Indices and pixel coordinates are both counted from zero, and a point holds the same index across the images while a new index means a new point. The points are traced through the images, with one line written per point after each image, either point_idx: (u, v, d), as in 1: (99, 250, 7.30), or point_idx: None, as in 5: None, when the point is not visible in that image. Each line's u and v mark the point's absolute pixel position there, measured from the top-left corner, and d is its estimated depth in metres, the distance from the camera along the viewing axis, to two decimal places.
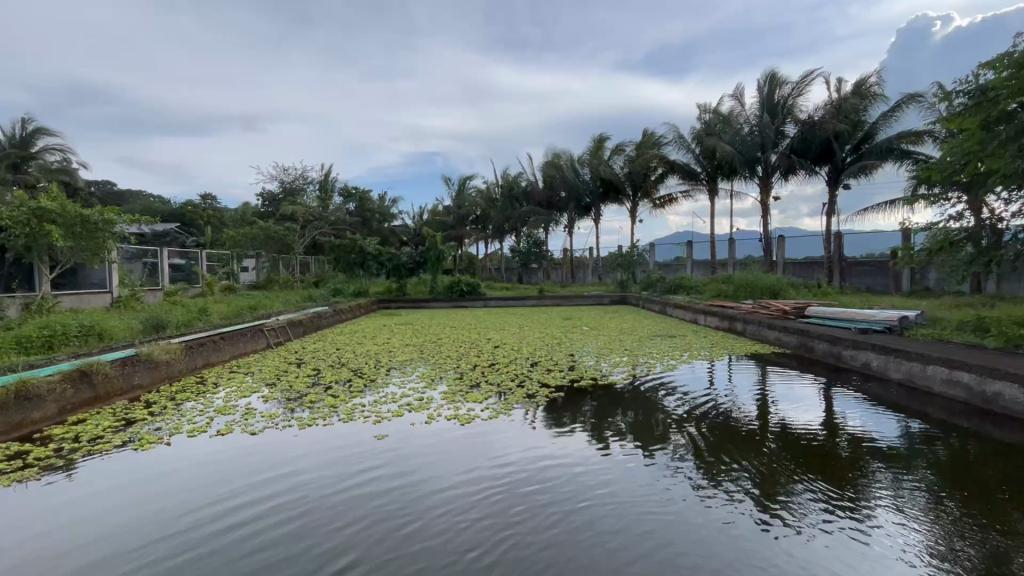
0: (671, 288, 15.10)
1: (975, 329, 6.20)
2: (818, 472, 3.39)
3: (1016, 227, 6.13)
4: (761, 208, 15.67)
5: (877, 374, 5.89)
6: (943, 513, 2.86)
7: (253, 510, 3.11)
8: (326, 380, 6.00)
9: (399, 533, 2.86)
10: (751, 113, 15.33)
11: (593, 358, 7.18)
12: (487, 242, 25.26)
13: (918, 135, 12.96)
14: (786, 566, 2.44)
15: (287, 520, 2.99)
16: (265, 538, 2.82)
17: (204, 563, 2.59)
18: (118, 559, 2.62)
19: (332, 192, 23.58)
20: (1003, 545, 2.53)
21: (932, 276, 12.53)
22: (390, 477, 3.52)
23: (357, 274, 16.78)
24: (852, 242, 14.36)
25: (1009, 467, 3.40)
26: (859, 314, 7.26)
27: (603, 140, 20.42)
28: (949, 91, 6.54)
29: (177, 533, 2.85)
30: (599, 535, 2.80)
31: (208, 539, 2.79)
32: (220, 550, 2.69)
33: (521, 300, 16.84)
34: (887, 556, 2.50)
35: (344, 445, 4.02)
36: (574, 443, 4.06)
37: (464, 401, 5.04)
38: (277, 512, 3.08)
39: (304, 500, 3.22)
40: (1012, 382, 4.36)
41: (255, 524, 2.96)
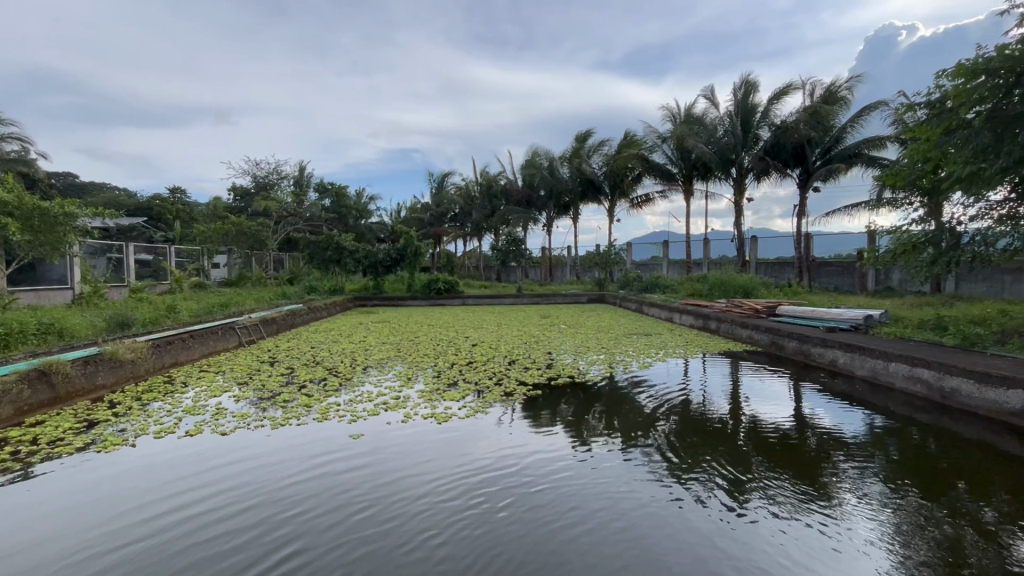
0: (647, 287, 15.28)
1: (935, 327, 6.45)
2: (786, 465, 3.48)
3: (973, 230, 6.38)
4: (735, 209, 16.00)
5: (844, 371, 6.09)
6: (903, 503, 2.96)
7: (204, 503, 3.05)
8: (300, 379, 5.88)
9: (354, 519, 2.86)
10: (726, 115, 15.65)
11: (570, 356, 7.21)
12: (466, 240, 25.21)
13: (883, 141, 13.48)
14: (749, 552, 2.50)
15: (236, 514, 2.93)
16: (213, 530, 2.76)
17: (147, 557, 2.53)
18: (53, 556, 2.52)
19: (309, 188, 23.14)
20: (957, 533, 2.64)
21: (895, 276, 12.99)
22: (351, 467, 3.49)
23: (333, 270, 16.56)
24: (821, 243, 14.80)
25: (965, 460, 3.56)
26: (827, 313, 7.50)
27: (583, 139, 20.55)
28: (913, 101, 6.77)
29: (124, 527, 2.78)
30: (558, 517, 2.85)
31: (159, 535, 2.72)
32: (167, 545, 2.63)
33: (499, 300, 16.78)
34: (850, 543, 2.57)
35: (315, 441, 3.95)
36: (545, 436, 4.09)
37: (442, 400, 5.00)
38: (226, 504, 3.02)
39: (257, 491, 3.18)
40: (970, 378, 4.56)
41: (205, 516, 2.90)
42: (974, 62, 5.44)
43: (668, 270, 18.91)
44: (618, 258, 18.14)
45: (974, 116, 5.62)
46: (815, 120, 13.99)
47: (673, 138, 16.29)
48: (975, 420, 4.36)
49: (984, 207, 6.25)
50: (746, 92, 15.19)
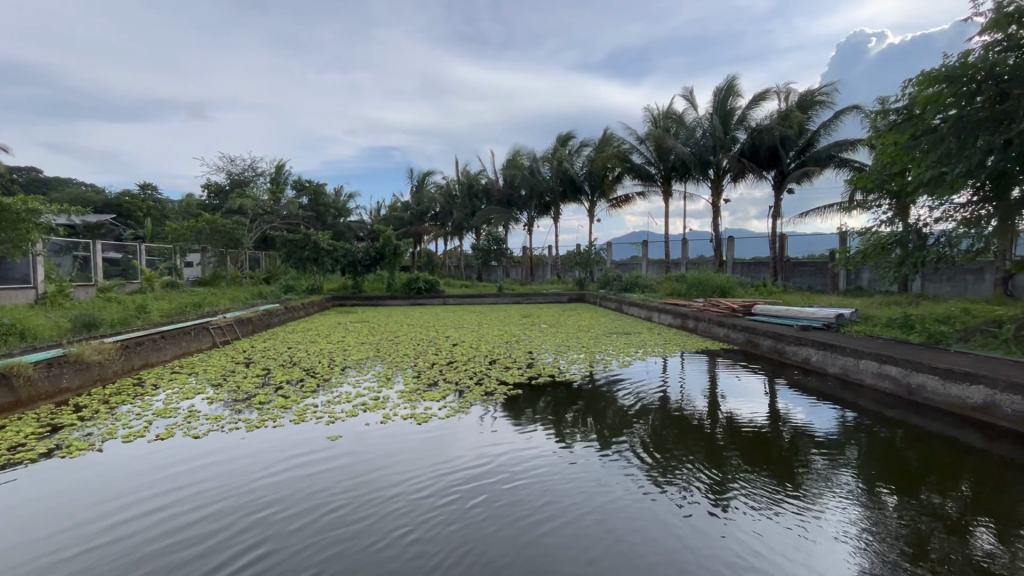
0: (626, 287, 15.42)
1: (902, 325, 6.68)
2: (761, 461, 3.55)
3: (938, 232, 6.61)
4: (713, 210, 16.27)
5: (816, 368, 6.24)
6: (873, 496, 3.05)
7: (173, 505, 2.98)
8: (277, 380, 5.77)
9: (325, 516, 2.85)
10: (704, 117, 15.89)
11: (551, 355, 7.24)
12: (447, 239, 25.10)
13: (854, 144, 13.87)
14: (722, 545, 2.54)
15: (206, 514, 2.88)
16: (180, 531, 2.71)
17: (110, 560, 2.47)
18: (12, 562, 2.44)
19: (286, 185, 22.70)
20: (922, 525, 2.73)
21: (865, 277, 13.37)
22: (326, 466, 3.46)
23: (310, 269, 16.34)
24: (795, 244, 15.16)
25: (930, 454, 3.69)
26: (800, 312, 7.69)
27: (565, 140, 20.66)
28: (883, 106, 6.97)
29: (88, 531, 2.71)
30: (532, 511, 2.89)
31: (124, 537, 2.66)
32: (132, 547, 2.57)
33: (480, 299, 16.75)
34: (822, 536, 2.62)
35: (291, 442, 3.88)
36: (524, 434, 4.11)
37: (422, 400, 4.96)
38: (196, 505, 2.97)
39: (226, 491, 3.13)
40: (934, 374, 4.73)
41: (172, 518, 2.84)
42: (939, 69, 5.62)
43: (647, 270, 19.13)
44: (598, 258, 18.29)
45: (939, 121, 5.81)
46: (788, 123, 14.32)
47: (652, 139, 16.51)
48: (940, 415, 4.52)
49: (948, 209, 6.47)
50: (724, 94, 15.45)
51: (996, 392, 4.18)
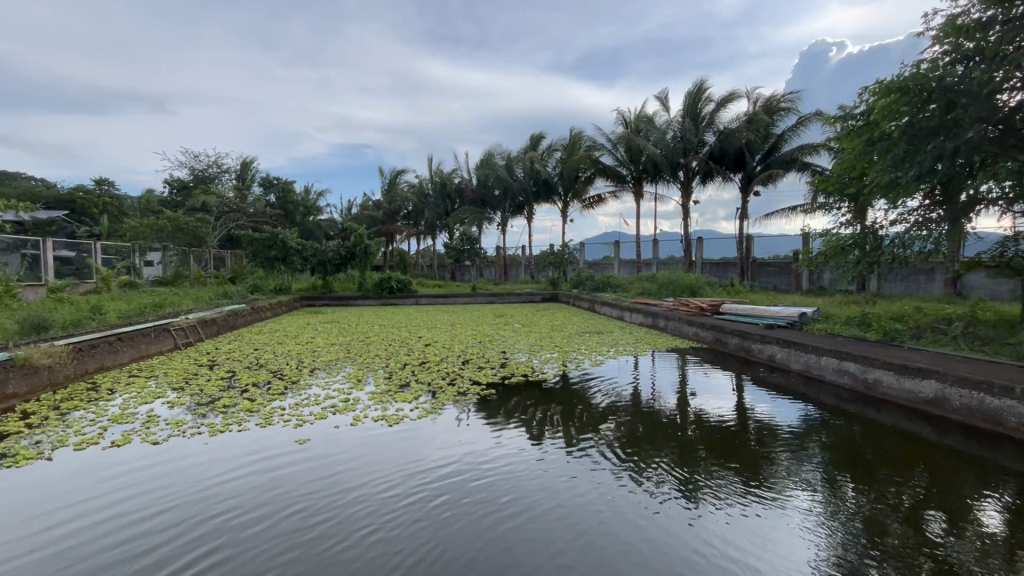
0: (599, 287, 15.59)
1: (860, 323, 6.97)
2: (730, 457, 3.64)
3: (893, 233, 6.90)
4: (683, 212, 16.61)
5: (780, 365, 6.44)
6: (834, 488, 3.16)
7: (125, 510, 2.87)
8: (242, 383, 5.60)
9: (283, 517, 2.79)
10: (675, 119, 16.20)
11: (524, 354, 7.25)
12: (420, 238, 24.90)
13: (816, 148, 14.36)
14: (688, 538, 2.60)
15: (161, 518, 2.78)
16: (133, 537, 2.61)
17: (55, 568, 2.36)
18: None
19: (253, 182, 22.08)
20: (880, 514, 2.85)
21: (826, 277, 13.86)
22: (290, 468, 3.39)
23: (278, 269, 15.97)
24: (761, 244, 15.59)
25: (887, 446, 3.85)
26: (766, 311, 7.94)
27: (538, 139, 20.75)
28: (842, 112, 7.24)
29: (32, 539, 2.58)
30: (498, 507, 2.91)
31: (71, 544, 2.55)
32: (79, 555, 2.46)
33: (453, 298, 16.65)
34: (787, 527, 2.71)
35: (258, 445, 3.77)
36: (497, 432, 4.11)
37: (393, 401, 4.89)
38: (150, 510, 2.87)
39: (181, 495, 3.02)
40: (889, 370, 4.94)
41: (125, 523, 2.74)
42: (894, 79, 5.84)
43: (619, 270, 19.39)
44: (571, 258, 18.44)
45: (894, 128, 6.05)
46: (754, 127, 14.72)
47: (624, 141, 16.76)
48: (896, 409, 4.72)
49: (902, 212, 6.76)
50: (693, 98, 15.77)
51: (946, 386, 4.40)
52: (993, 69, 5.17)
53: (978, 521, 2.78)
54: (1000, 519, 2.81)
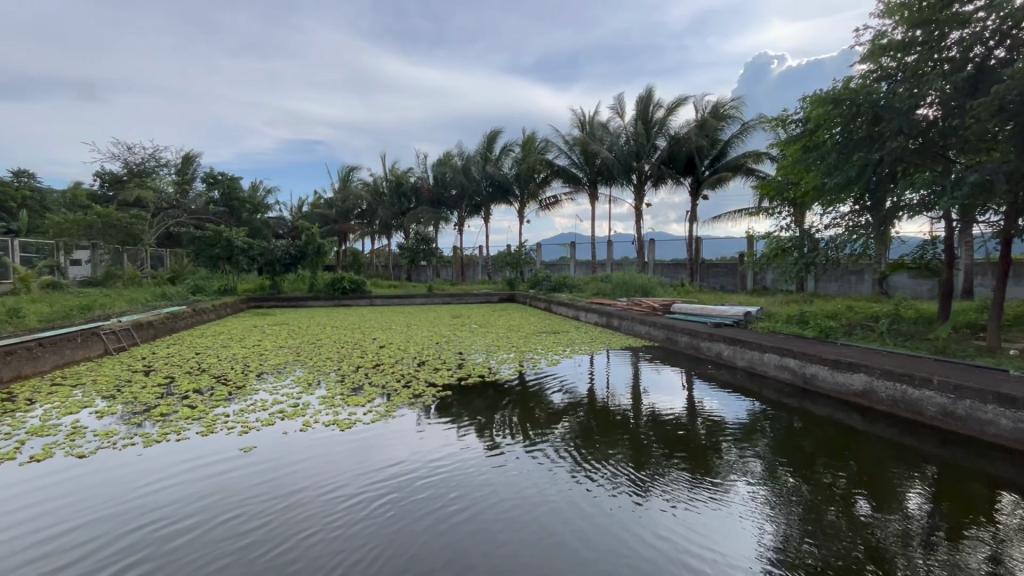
0: (555, 287, 15.76)
1: (798, 321, 7.38)
2: (680, 451, 3.75)
3: (827, 236, 7.35)
4: (636, 214, 17.04)
5: (727, 362, 6.72)
6: (776, 478, 3.32)
7: (40, 526, 2.65)
8: (182, 389, 5.27)
9: (212, 527, 2.65)
10: (628, 124, 16.61)
11: (481, 355, 7.23)
12: (375, 237, 24.39)
13: (759, 155, 15.07)
14: (638, 530, 2.66)
15: (84, 533, 2.60)
16: (49, 555, 2.42)
17: None
18: None
19: (194, 177, 20.92)
20: (816, 500, 3.02)
21: (768, 278, 14.57)
22: (227, 474, 3.23)
23: (222, 269, 15.21)
24: (710, 246, 16.19)
25: (823, 436, 4.09)
26: (714, 310, 8.26)
27: (495, 139, 20.74)
28: (782, 119, 7.64)
29: None
30: (446, 505, 2.90)
31: None
32: None
33: (409, 299, 16.37)
34: (734, 517, 2.81)
35: (198, 454, 3.56)
36: (452, 432, 4.08)
37: (345, 405, 4.74)
38: (71, 525, 2.66)
39: (100, 508, 2.82)
40: (824, 365, 5.24)
41: (40, 542, 2.53)
42: (828, 92, 6.22)
43: (575, 270, 19.68)
44: (528, 258, 18.54)
45: (829, 137, 6.46)
46: (703, 133, 15.29)
47: (580, 143, 17.05)
48: (831, 401, 5.02)
49: (836, 216, 7.20)
50: (645, 104, 16.24)
51: (873, 378, 4.72)
52: (913, 86, 5.60)
53: (902, 504, 3.00)
54: (921, 500, 3.04)
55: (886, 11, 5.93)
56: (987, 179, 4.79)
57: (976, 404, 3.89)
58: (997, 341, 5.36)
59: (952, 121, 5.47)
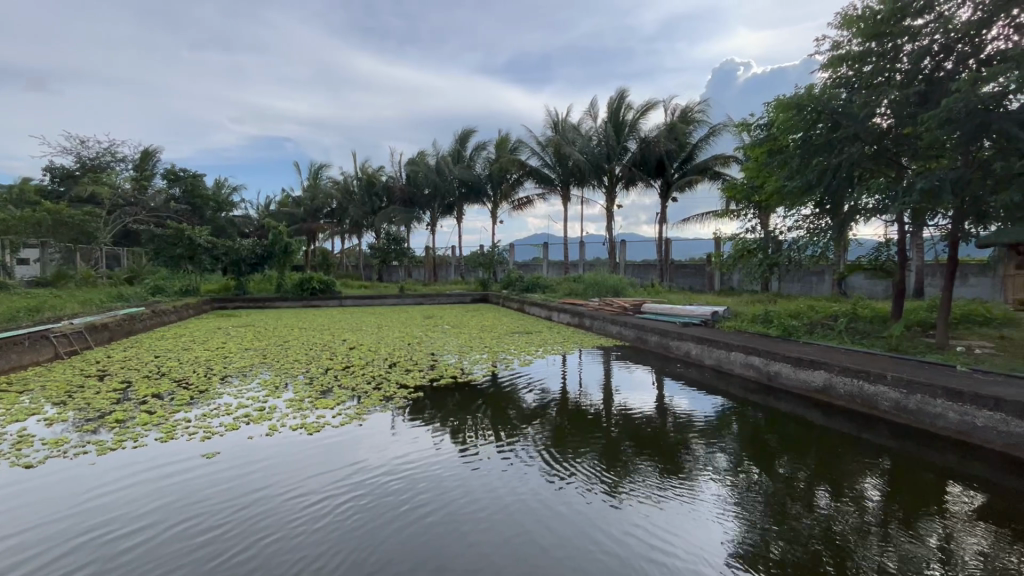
0: (528, 287, 15.82)
1: (763, 320, 7.62)
2: (650, 448, 3.81)
3: (790, 238, 7.61)
4: (608, 215, 17.26)
5: (696, 361, 6.87)
6: (741, 474, 3.40)
7: None
8: (140, 394, 5.05)
9: (166, 535, 2.56)
10: (600, 126, 16.80)
11: (454, 356, 7.19)
12: (346, 237, 23.98)
13: (726, 159, 15.47)
14: (607, 526, 2.69)
15: (30, 545, 2.48)
16: None
17: None
18: None
19: (154, 173, 20.12)
20: (779, 493, 3.12)
21: (735, 278, 14.97)
22: (186, 481, 3.13)
23: (184, 268, 14.66)
24: (679, 247, 16.53)
25: (786, 432, 4.23)
26: (682, 310, 8.44)
27: (468, 139, 20.66)
28: (747, 124, 7.88)
29: None
30: (414, 505, 2.88)
31: None
32: None
33: (380, 300, 16.13)
34: (701, 512, 2.87)
35: (156, 460, 3.43)
36: (424, 432, 4.04)
37: (314, 408, 4.63)
38: (15, 538, 2.53)
39: (47, 519, 2.70)
40: (787, 362, 5.42)
41: None
42: (791, 98, 6.43)
43: (547, 270, 19.79)
44: (501, 259, 18.55)
45: (791, 142, 6.68)
46: (672, 136, 15.61)
47: (553, 144, 17.15)
48: (794, 397, 5.18)
49: (798, 219, 7.46)
50: (616, 106, 16.46)
51: (833, 375, 4.90)
52: (870, 95, 5.84)
53: (858, 494, 3.13)
54: (877, 491, 3.17)
55: (843, 23, 6.19)
56: (935, 186, 5.06)
57: (926, 398, 4.09)
58: (945, 339, 5.64)
59: (905, 129, 5.75)
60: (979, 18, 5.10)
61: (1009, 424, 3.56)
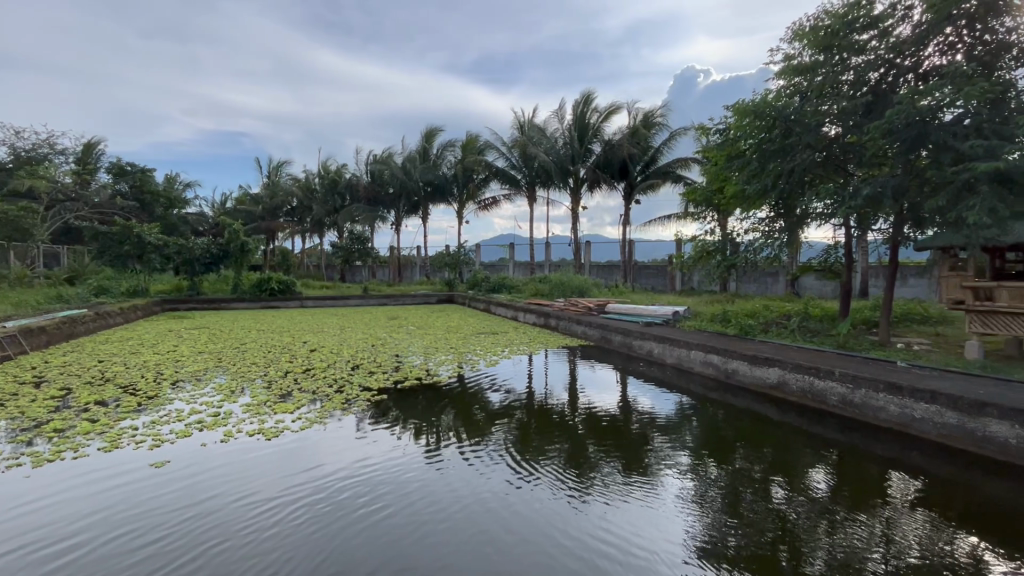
0: (494, 287, 15.82)
1: (721, 319, 7.88)
2: (614, 447, 3.87)
3: (746, 240, 7.89)
4: (573, 216, 17.45)
5: (657, 359, 7.03)
6: (702, 469, 3.50)
7: None
8: (82, 401, 4.75)
9: (101, 548, 2.43)
10: (566, 129, 16.97)
11: (419, 357, 7.10)
12: (307, 236, 23.30)
13: (687, 163, 15.90)
14: (571, 525, 2.72)
15: None
16: None
17: None
18: None
19: (99, 167, 18.99)
20: (737, 487, 3.22)
21: (694, 279, 15.43)
22: (130, 489, 2.98)
23: (131, 267, 13.88)
24: (642, 249, 16.89)
25: (743, 427, 4.38)
26: (645, 310, 8.62)
27: (434, 138, 20.47)
28: (707, 129, 8.12)
29: None
30: (371, 506, 2.84)
31: None
32: None
33: (343, 300, 15.76)
34: (664, 509, 2.93)
35: (98, 470, 3.24)
36: (386, 435, 3.97)
37: (272, 413, 4.47)
38: None
39: None
40: (744, 360, 5.61)
41: None
42: (748, 104, 6.66)
43: (513, 271, 19.81)
44: (467, 259, 18.46)
45: (747, 148, 6.92)
46: (636, 141, 15.94)
47: (519, 145, 17.21)
48: (751, 394, 5.37)
49: (754, 221, 7.74)
50: (582, 109, 16.63)
51: (786, 372, 5.12)
52: (820, 104, 6.12)
53: (809, 485, 3.27)
54: (825, 482, 3.33)
55: (795, 36, 6.47)
56: (878, 192, 5.36)
57: (870, 393, 4.32)
58: (887, 336, 5.99)
59: (850, 137, 6.05)
60: (915, 36, 5.52)
61: (943, 416, 3.80)
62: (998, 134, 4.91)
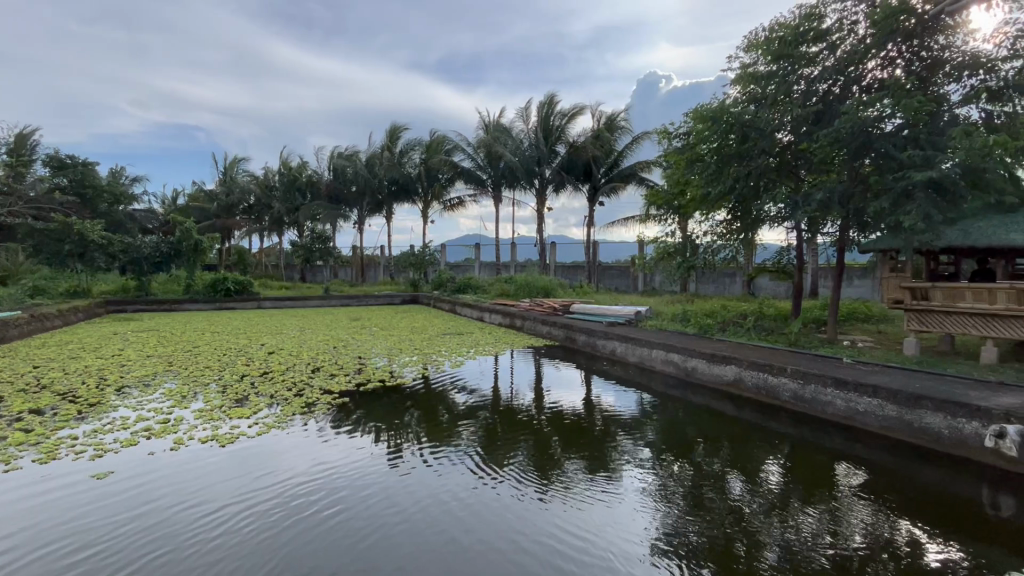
0: (460, 287, 15.73)
1: (681, 318, 8.09)
2: (579, 445, 3.91)
3: (705, 242, 8.13)
4: (539, 217, 17.57)
5: (620, 358, 7.17)
6: (663, 465, 3.58)
7: None
8: (14, 410, 4.43)
9: (29, 560, 2.27)
10: (531, 130, 17.06)
11: (382, 359, 6.98)
12: (265, 235, 22.52)
13: (649, 166, 16.27)
14: (536, 525, 2.74)
15: None
16: None
17: None
18: None
19: (36, 160, 17.79)
20: (697, 482, 3.32)
21: (656, 280, 15.81)
22: (66, 498, 2.81)
23: (72, 266, 13.05)
24: (606, 250, 17.17)
25: (702, 423, 4.50)
26: (609, 310, 8.77)
27: (398, 136, 20.18)
28: (668, 133, 8.33)
29: None
30: (328, 508, 2.78)
31: None
32: None
33: (304, 301, 15.32)
34: (628, 506, 2.99)
35: (30, 481, 3.03)
36: (346, 438, 3.88)
37: (227, 419, 4.29)
38: None
39: None
40: (704, 359, 5.77)
41: None
42: (707, 109, 6.87)
43: (479, 271, 19.75)
44: (433, 259, 18.26)
45: (705, 152, 7.14)
46: (600, 143, 16.19)
47: (485, 145, 17.19)
48: (709, 391, 5.54)
49: (713, 224, 7.99)
50: (547, 110, 16.76)
51: (743, 369, 5.30)
52: (773, 112, 6.39)
53: (763, 478, 3.41)
54: (778, 474, 3.47)
55: (750, 46, 6.74)
56: (826, 197, 5.64)
57: (819, 388, 4.54)
58: (834, 334, 6.30)
59: (801, 144, 6.33)
60: (863, 49, 5.77)
61: (885, 409, 4.04)
62: (932, 145, 5.25)
